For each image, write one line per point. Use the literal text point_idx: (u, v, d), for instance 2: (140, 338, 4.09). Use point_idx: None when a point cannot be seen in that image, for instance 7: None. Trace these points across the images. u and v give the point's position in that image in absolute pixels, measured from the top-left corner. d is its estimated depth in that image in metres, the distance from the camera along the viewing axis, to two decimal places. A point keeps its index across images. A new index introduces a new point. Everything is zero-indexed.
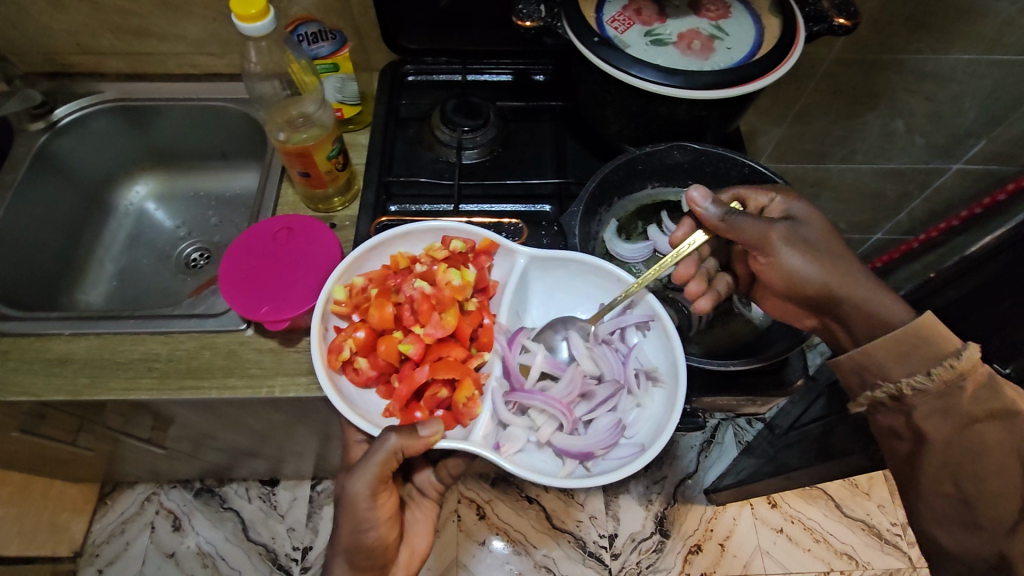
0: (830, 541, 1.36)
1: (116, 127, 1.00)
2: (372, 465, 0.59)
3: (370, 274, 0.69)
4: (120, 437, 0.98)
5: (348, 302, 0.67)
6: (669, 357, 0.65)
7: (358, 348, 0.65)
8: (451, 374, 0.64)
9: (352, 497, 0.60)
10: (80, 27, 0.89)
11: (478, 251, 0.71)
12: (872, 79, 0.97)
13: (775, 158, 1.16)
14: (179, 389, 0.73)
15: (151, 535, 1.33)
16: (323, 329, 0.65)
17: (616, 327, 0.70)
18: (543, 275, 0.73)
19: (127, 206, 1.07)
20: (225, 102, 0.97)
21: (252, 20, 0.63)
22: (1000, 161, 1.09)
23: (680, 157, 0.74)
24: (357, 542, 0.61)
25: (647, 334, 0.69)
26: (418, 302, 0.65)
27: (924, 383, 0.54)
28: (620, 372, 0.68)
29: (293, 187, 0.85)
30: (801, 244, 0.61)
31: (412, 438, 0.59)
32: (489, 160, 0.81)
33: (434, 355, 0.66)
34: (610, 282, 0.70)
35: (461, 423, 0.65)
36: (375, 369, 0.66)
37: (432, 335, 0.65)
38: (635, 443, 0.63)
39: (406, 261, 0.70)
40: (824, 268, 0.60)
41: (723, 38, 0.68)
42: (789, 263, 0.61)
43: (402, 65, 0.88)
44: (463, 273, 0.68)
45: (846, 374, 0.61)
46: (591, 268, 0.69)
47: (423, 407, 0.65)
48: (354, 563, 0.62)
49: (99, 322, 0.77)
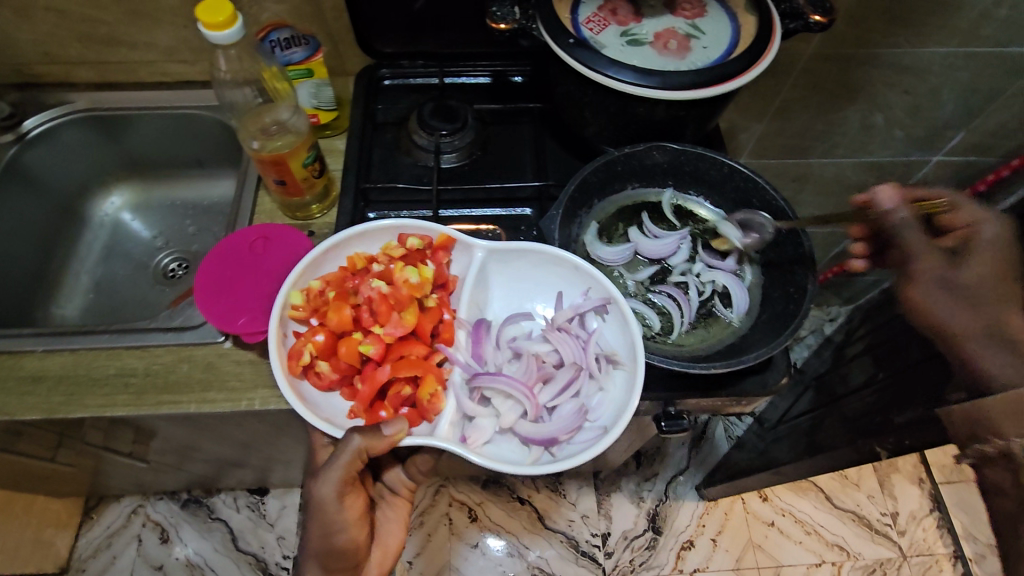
0: (821, 532, 1.36)
1: (88, 136, 0.98)
2: (336, 468, 0.58)
3: (328, 276, 0.68)
4: (102, 452, 0.96)
5: (306, 306, 0.66)
6: (628, 341, 0.65)
7: (318, 352, 0.64)
8: (412, 371, 0.63)
9: (319, 500, 0.60)
10: (48, 36, 0.86)
11: (435, 247, 0.69)
12: (851, 74, 0.97)
13: (757, 153, 1.15)
14: (155, 404, 0.72)
15: (139, 548, 1.31)
16: (282, 335, 0.64)
17: (575, 313, 0.69)
18: (503, 267, 0.72)
19: (103, 216, 1.05)
20: (200, 109, 0.95)
21: (220, 28, 0.62)
22: (978, 152, 1.10)
23: (659, 157, 0.74)
24: (327, 545, 0.61)
25: (606, 318, 0.68)
26: (376, 302, 0.64)
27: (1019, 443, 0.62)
28: (580, 357, 0.67)
29: (269, 195, 0.84)
30: (948, 281, 0.72)
31: (375, 438, 0.58)
32: (469, 163, 0.80)
33: (396, 354, 0.65)
34: (569, 270, 0.69)
35: (427, 420, 0.64)
36: (337, 371, 0.65)
37: (392, 334, 0.64)
38: (599, 426, 0.63)
39: (363, 261, 0.69)
40: (997, 274, 0.69)
41: (698, 38, 0.68)
42: (938, 290, 0.73)
43: (377, 69, 0.86)
44: (421, 270, 0.66)
45: (957, 426, 0.67)
46: (550, 257, 0.69)
47: (388, 406, 0.64)
48: (326, 566, 0.62)
49: (72, 338, 0.75)
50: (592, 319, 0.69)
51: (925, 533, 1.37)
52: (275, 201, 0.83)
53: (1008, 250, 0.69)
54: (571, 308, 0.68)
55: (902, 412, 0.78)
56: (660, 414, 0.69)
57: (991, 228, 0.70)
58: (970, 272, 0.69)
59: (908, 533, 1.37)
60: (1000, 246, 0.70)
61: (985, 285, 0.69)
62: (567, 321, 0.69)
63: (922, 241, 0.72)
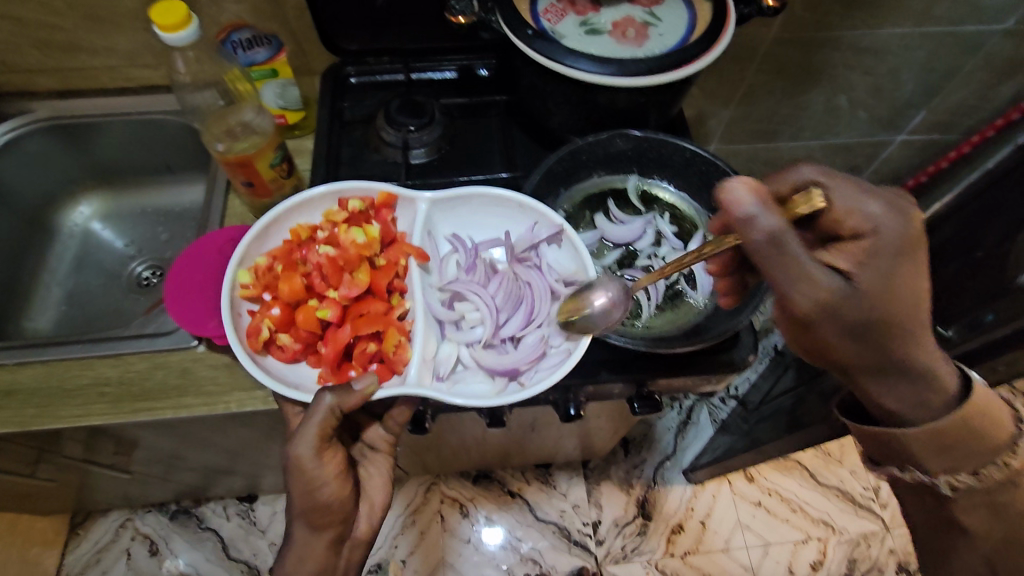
0: (807, 509, 1.39)
1: (52, 145, 0.96)
2: (311, 427, 0.58)
3: (274, 251, 0.67)
4: (84, 466, 0.95)
5: (256, 284, 0.65)
6: (579, 260, 0.67)
7: (277, 325, 0.64)
8: (373, 327, 0.64)
9: (297, 460, 0.59)
10: (4, 45, 0.85)
11: (378, 207, 0.69)
12: (813, 57, 0.98)
13: (726, 139, 1.16)
14: (131, 412, 0.71)
15: (128, 562, 1.30)
16: (234, 315, 0.63)
17: (530, 244, 0.70)
18: (447, 215, 0.72)
19: (73, 226, 1.04)
20: (165, 114, 0.94)
21: (174, 30, 0.62)
22: (940, 129, 1.13)
23: (623, 145, 0.75)
24: (311, 502, 0.60)
25: (561, 248, 0.70)
26: (324, 267, 0.65)
27: (1001, 472, 0.53)
28: (539, 286, 0.69)
29: (239, 197, 0.83)
30: (843, 321, 0.46)
31: (346, 394, 0.59)
32: (438, 158, 0.81)
33: (354, 313, 0.66)
34: (512, 208, 0.70)
35: (396, 372, 0.64)
36: (300, 340, 0.65)
37: (348, 295, 0.65)
38: (563, 345, 0.65)
39: (307, 231, 0.68)
40: (910, 288, 0.47)
41: (655, 25, 0.69)
42: (834, 293, 0.45)
43: (343, 66, 0.85)
44: (367, 230, 0.67)
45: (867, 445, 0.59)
46: (492, 199, 0.70)
47: (356, 365, 0.65)
48: (312, 523, 0.61)
49: (44, 349, 0.74)
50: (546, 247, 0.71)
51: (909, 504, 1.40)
52: (245, 203, 0.82)
53: (911, 261, 0.46)
54: (525, 241, 0.70)
55: None
56: (632, 394, 0.72)
57: (900, 224, 0.47)
58: (866, 299, 0.46)
59: (892, 507, 1.39)
60: (903, 257, 0.47)
61: (872, 328, 0.47)
62: (523, 253, 0.71)
63: (808, 262, 0.44)
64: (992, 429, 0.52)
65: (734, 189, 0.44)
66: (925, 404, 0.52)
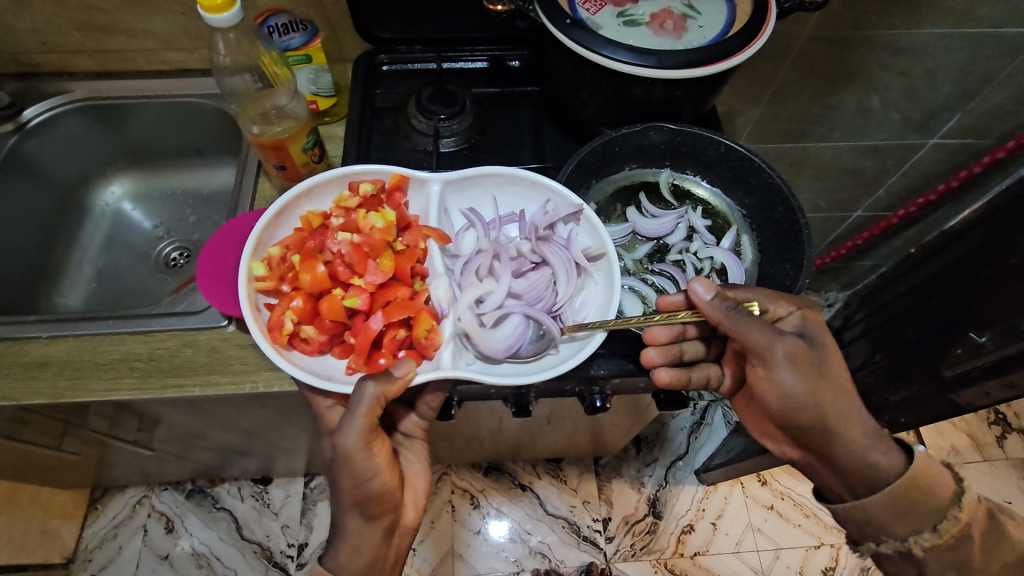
0: (820, 515, 1.38)
1: (87, 126, 0.98)
2: (357, 417, 0.59)
3: (286, 242, 0.67)
4: (107, 441, 0.97)
5: (271, 276, 0.66)
6: (597, 236, 0.70)
7: (299, 317, 0.64)
8: (404, 312, 0.64)
9: (346, 451, 0.59)
10: (45, 24, 0.86)
11: (389, 190, 0.70)
12: (847, 55, 0.97)
13: (754, 139, 1.15)
14: (161, 388, 0.73)
15: (144, 538, 1.32)
16: (255, 309, 0.64)
17: (549, 222, 0.71)
18: (460, 196, 0.74)
19: (104, 206, 1.06)
20: (198, 97, 0.95)
21: (218, 10, 0.62)
22: (974, 133, 1.11)
23: (656, 138, 0.75)
24: (362, 493, 0.61)
25: (579, 224, 0.71)
26: (348, 254, 0.65)
27: (957, 527, 0.60)
28: (562, 261, 0.70)
29: (270, 180, 0.85)
30: (805, 370, 0.60)
31: (388, 381, 0.60)
32: (468, 147, 0.81)
33: (382, 300, 0.65)
34: (526, 187, 0.72)
35: (427, 358, 0.64)
36: (324, 332, 0.65)
37: (374, 282, 0.65)
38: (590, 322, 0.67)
39: (318, 219, 0.68)
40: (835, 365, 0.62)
41: (695, 17, 0.68)
42: (787, 374, 0.60)
43: (376, 54, 0.86)
44: (384, 215, 0.67)
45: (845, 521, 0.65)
46: (504, 178, 0.72)
47: (386, 353, 0.64)
48: (366, 513, 0.62)
49: (77, 324, 0.76)
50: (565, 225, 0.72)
51: None
52: (276, 186, 0.83)
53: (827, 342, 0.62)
54: (544, 219, 0.71)
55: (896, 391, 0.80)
56: (659, 389, 0.72)
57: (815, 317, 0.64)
58: (812, 367, 0.60)
59: None
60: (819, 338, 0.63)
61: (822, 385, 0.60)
62: (543, 230, 0.71)
63: (763, 334, 0.59)
64: (941, 486, 0.60)
65: (699, 287, 0.60)
66: (876, 466, 0.61)
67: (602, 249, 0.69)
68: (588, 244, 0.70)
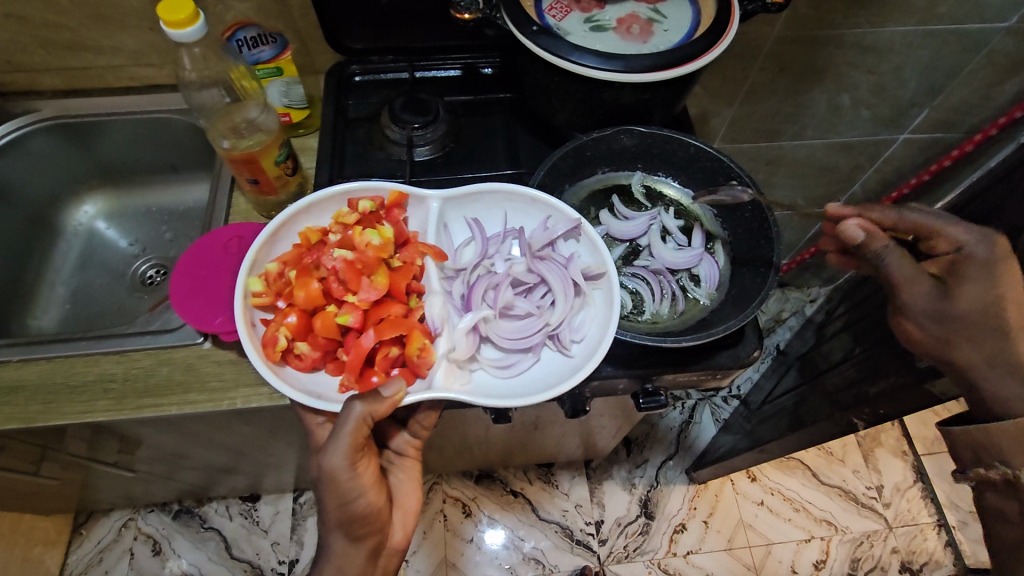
0: (810, 508, 1.39)
1: (57, 144, 0.97)
2: (342, 436, 0.58)
3: (284, 258, 0.67)
4: (87, 464, 0.95)
5: (268, 292, 0.65)
6: (597, 254, 0.69)
7: (293, 333, 0.64)
8: (397, 331, 0.63)
9: (331, 471, 0.59)
10: (9, 43, 0.85)
11: (389, 207, 0.70)
12: (815, 55, 0.98)
13: (728, 139, 1.17)
14: (137, 408, 0.72)
15: (131, 561, 1.30)
16: (249, 325, 0.63)
17: (547, 240, 0.71)
18: (460, 211, 0.73)
19: (77, 225, 1.04)
20: (170, 113, 0.94)
21: (182, 26, 0.62)
22: (943, 128, 1.14)
23: (627, 141, 0.75)
24: (349, 513, 0.61)
25: (578, 240, 0.71)
26: (342, 271, 0.64)
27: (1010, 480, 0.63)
28: (562, 278, 0.69)
29: (244, 195, 0.84)
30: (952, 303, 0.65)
31: (376, 402, 0.59)
32: (443, 155, 0.81)
33: (375, 318, 0.65)
34: (526, 203, 0.72)
35: (420, 376, 0.64)
36: (318, 349, 0.64)
37: (367, 299, 0.64)
38: (587, 342, 0.66)
39: (316, 235, 0.68)
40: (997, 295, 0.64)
41: (660, 21, 0.69)
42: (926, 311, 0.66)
43: (347, 65, 0.86)
44: (381, 231, 0.67)
45: (960, 447, 0.68)
46: (505, 194, 0.71)
47: (379, 371, 0.64)
48: (350, 534, 0.62)
49: (49, 346, 0.75)
50: (567, 243, 0.72)
51: (910, 503, 1.40)
52: (250, 200, 0.83)
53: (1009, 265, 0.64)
54: (542, 236, 0.71)
55: (877, 382, 0.81)
56: (638, 391, 0.71)
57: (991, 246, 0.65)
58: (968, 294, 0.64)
59: (894, 505, 1.40)
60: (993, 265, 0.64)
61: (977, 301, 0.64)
62: (541, 248, 0.71)
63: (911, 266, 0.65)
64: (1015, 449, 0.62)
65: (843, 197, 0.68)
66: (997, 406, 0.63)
67: (602, 267, 0.68)
68: (591, 263, 0.69)
